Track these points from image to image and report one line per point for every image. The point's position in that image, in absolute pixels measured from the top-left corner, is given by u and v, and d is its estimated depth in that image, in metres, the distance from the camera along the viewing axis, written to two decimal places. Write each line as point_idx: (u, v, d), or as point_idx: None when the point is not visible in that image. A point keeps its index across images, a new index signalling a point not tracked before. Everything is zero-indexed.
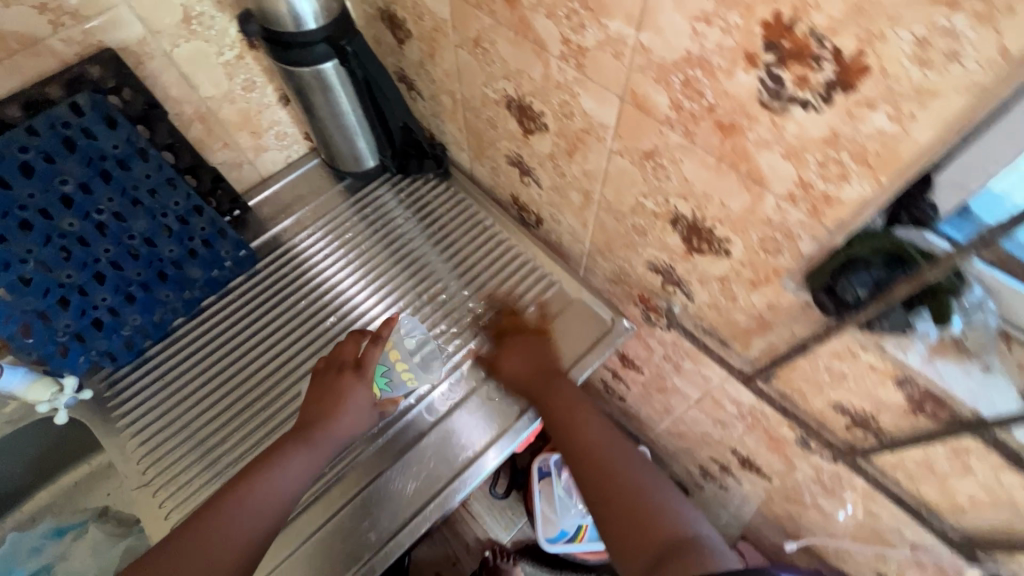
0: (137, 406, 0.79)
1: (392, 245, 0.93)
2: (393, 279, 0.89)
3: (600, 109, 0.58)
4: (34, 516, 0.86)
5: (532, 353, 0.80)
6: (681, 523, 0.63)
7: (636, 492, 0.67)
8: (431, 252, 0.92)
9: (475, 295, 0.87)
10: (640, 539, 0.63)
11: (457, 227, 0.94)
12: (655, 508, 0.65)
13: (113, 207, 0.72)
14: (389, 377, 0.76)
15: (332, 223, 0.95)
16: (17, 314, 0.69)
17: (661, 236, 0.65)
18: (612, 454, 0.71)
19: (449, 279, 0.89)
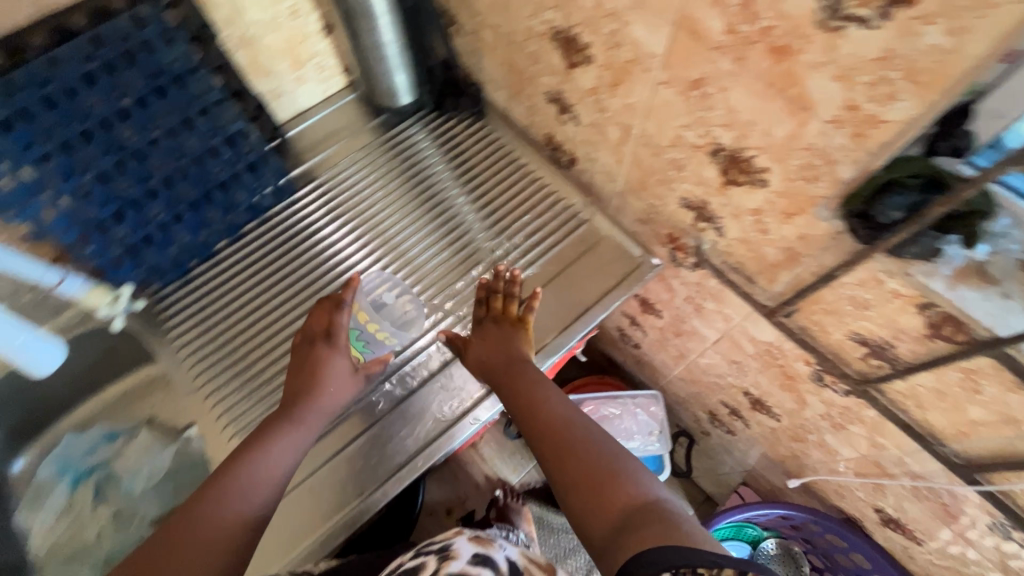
0: (185, 322, 0.84)
1: (422, 184, 0.95)
2: (423, 220, 0.91)
3: (650, 37, 0.60)
4: (85, 424, 0.88)
5: (498, 341, 0.75)
6: (644, 489, 0.54)
7: (591, 458, 0.58)
8: (462, 193, 0.94)
9: (503, 237, 0.90)
10: (596, 506, 0.54)
11: (489, 167, 0.96)
12: (614, 472, 0.56)
13: (166, 124, 0.74)
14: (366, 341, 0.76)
15: (362, 161, 0.97)
16: (77, 224, 0.73)
17: (698, 169, 0.67)
18: (565, 422, 0.64)
19: (478, 217, 0.91)
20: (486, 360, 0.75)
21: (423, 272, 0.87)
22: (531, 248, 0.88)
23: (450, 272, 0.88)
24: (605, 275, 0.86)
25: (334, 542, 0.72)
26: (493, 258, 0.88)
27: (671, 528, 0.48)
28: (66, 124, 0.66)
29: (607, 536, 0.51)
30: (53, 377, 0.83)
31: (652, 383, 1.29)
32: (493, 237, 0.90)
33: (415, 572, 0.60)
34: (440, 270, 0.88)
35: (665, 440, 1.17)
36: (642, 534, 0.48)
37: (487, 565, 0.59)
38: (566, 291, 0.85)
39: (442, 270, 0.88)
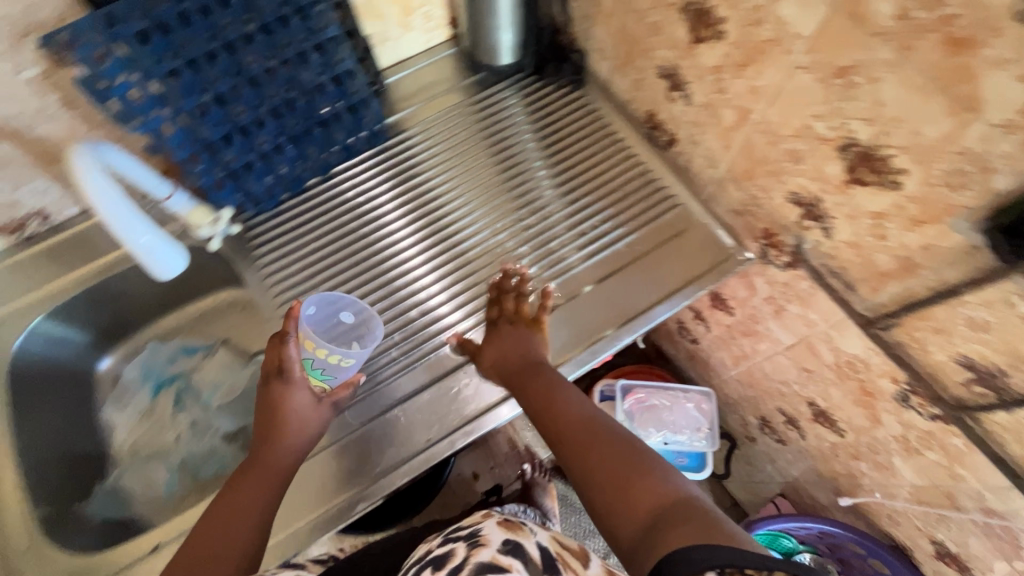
0: (273, 252, 0.87)
1: (503, 151, 0.94)
2: (502, 188, 0.91)
3: (799, 17, 0.57)
4: (166, 334, 0.95)
5: (513, 347, 0.76)
6: (665, 489, 0.52)
7: (610, 460, 0.57)
8: (544, 165, 0.93)
9: (580, 216, 0.88)
10: (622, 510, 0.52)
11: (580, 139, 0.94)
12: (636, 474, 0.55)
13: (284, 55, 0.75)
14: (322, 368, 0.74)
15: (445, 123, 0.97)
16: (190, 142, 0.75)
17: (819, 164, 0.64)
18: (586, 425, 0.64)
19: (560, 190, 0.90)
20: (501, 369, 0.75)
21: (486, 245, 0.87)
22: (612, 228, 0.87)
23: (514, 248, 0.87)
24: (683, 266, 0.84)
25: (372, 498, 0.73)
26: (565, 238, 0.87)
27: (706, 525, 0.45)
28: (194, 42, 0.68)
29: (636, 540, 0.49)
30: (146, 287, 0.90)
31: (703, 380, 1.27)
32: (572, 214, 0.88)
33: (441, 561, 0.51)
34: (505, 245, 0.87)
35: (712, 439, 1.16)
36: (675, 534, 0.46)
37: (517, 556, 0.51)
38: (647, 274, 0.84)
39: (506, 245, 0.87)
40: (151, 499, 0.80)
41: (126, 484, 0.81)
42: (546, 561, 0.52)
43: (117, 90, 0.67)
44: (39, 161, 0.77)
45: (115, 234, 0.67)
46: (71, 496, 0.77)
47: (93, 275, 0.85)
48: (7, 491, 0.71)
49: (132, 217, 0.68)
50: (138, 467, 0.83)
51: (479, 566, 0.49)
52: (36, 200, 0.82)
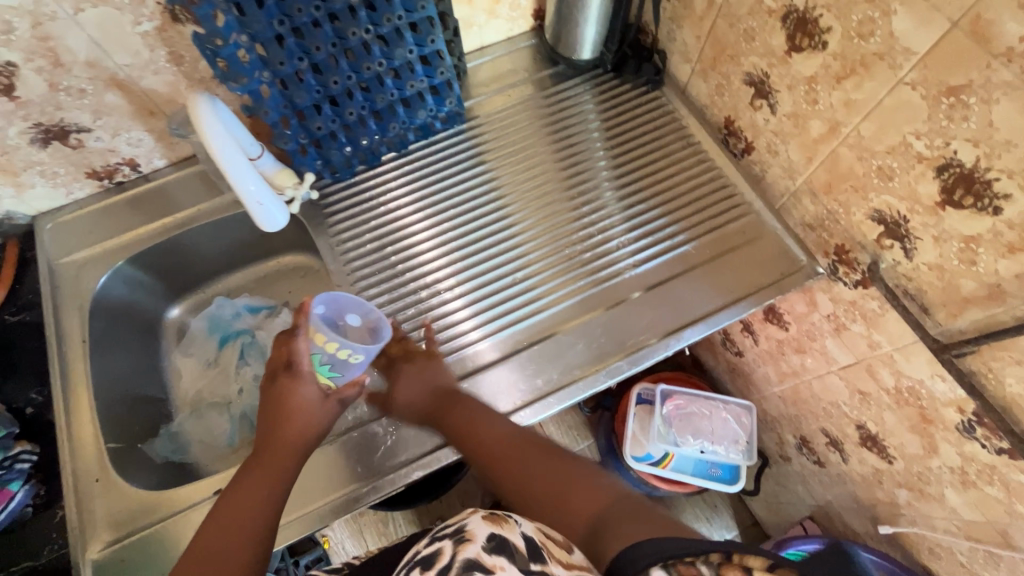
0: (346, 221, 0.90)
1: (566, 148, 0.95)
2: (561, 186, 0.92)
3: (913, 32, 0.56)
4: (230, 292, 1.00)
5: (420, 381, 0.77)
6: (603, 494, 0.59)
7: (554, 472, 0.64)
8: (608, 164, 0.93)
9: (636, 220, 0.88)
10: (569, 520, 0.58)
11: (650, 142, 0.94)
12: (578, 481, 0.62)
13: (383, 30, 0.76)
14: (330, 364, 0.75)
15: (509, 117, 0.98)
16: (282, 107, 0.77)
17: (911, 183, 0.64)
18: (519, 446, 0.69)
19: (622, 189, 0.91)
20: (414, 407, 0.76)
21: (528, 244, 0.88)
22: (675, 233, 0.87)
23: (558, 250, 0.87)
24: (744, 278, 0.84)
25: (429, 467, 0.76)
26: (617, 241, 0.87)
27: (647, 524, 0.51)
28: (303, 10, 0.70)
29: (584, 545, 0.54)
30: (219, 245, 0.94)
31: (742, 394, 1.27)
32: (635, 214, 0.89)
33: (426, 564, 0.47)
34: (549, 245, 0.87)
35: (749, 453, 1.14)
36: (621, 533, 0.51)
37: (504, 553, 0.46)
38: (712, 279, 0.84)
39: (550, 246, 0.87)
40: (212, 446, 0.84)
41: (186, 430, 0.84)
42: (532, 550, 0.48)
43: (226, 50, 0.69)
44: (138, 114, 0.81)
45: (230, 179, 0.70)
46: (136, 436, 0.80)
47: (173, 228, 0.89)
48: (82, 421, 0.75)
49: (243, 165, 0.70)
50: (199, 417, 0.85)
51: (463, 565, 0.45)
52: (130, 150, 0.86)
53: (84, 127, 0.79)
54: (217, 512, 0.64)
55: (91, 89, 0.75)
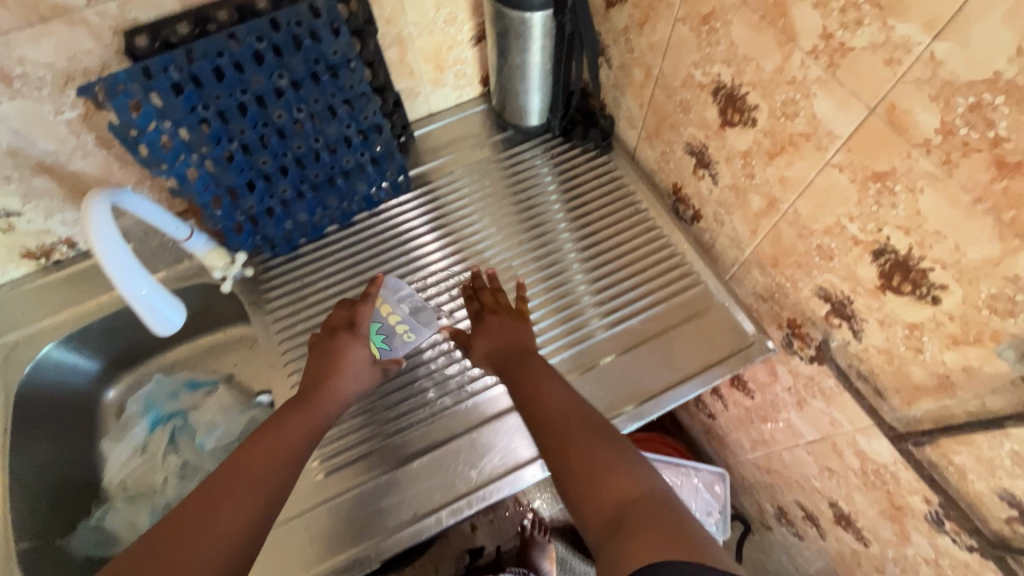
0: (287, 299, 0.87)
1: (529, 209, 0.93)
2: (542, 238, 0.90)
3: (835, 115, 0.54)
4: (174, 365, 0.97)
5: (504, 330, 0.77)
6: (638, 483, 0.54)
7: (596, 447, 0.59)
8: (568, 227, 0.91)
9: (603, 282, 0.85)
10: (594, 497, 0.54)
11: (618, 202, 0.92)
12: (616, 464, 0.56)
13: (314, 108, 0.76)
14: (386, 335, 0.79)
15: (485, 173, 0.97)
16: (213, 186, 0.76)
17: (851, 264, 0.60)
18: (567, 416, 0.64)
19: (601, 244, 0.89)
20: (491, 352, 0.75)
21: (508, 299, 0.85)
22: (637, 301, 0.84)
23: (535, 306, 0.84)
24: (693, 353, 0.80)
25: (369, 560, 0.70)
26: (588, 302, 0.84)
27: (674, 538, 0.46)
28: (228, 95, 0.70)
29: (605, 533, 0.51)
30: None
31: (719, 457, 1.21)
32: (612, 272, 0.86)
33: None
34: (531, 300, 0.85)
35: (723, 525, 1.08)
36: (638, 543, 0.47)
37: None
38: (662, 355, 0.80)
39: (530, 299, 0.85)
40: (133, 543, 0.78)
41: (109, 524, 0.80)
42: None
43: (148, 136, 0.68)
44: (70, 197, 0.80)
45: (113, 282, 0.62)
46: (52, 531, 0.75)
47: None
48: None
49: (133, 269, 0.64)
50: (124, 507, 0.81)
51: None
52: (65, 229, 0.84)
53: (13, 211, 0.77)
54: (255, 442, 0.64)
55: (17, 175, 0.74)
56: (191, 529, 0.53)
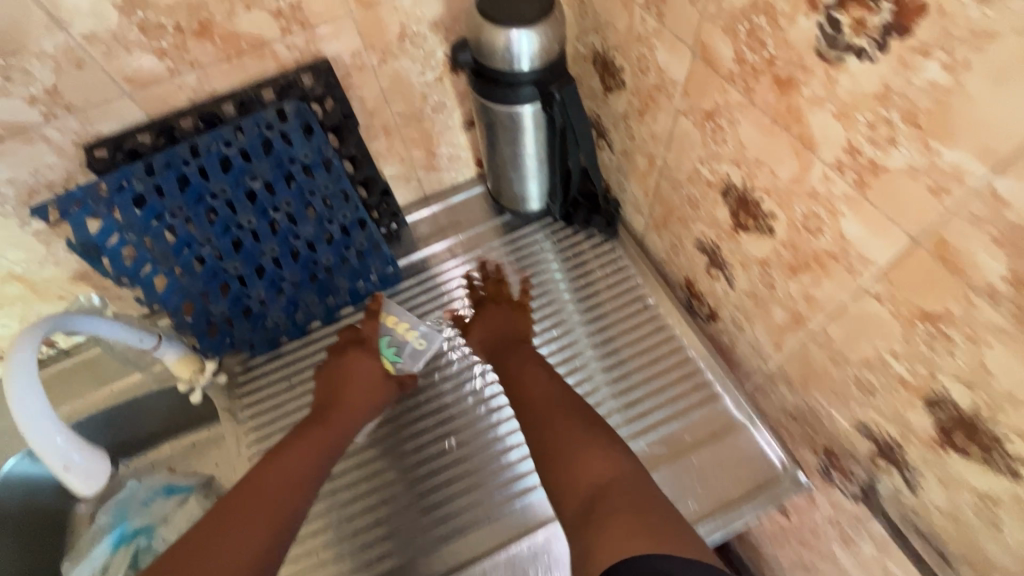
0: (260, 411, 0.79)
1: (540, 297, 0.84)
2: (578, 320, 0.82)
3: (869, 240, 0.44)
4: (153, 464, 0.90)
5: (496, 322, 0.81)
6: (614, 466, 0.56)
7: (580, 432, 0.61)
8: (585, 317, 0.82)
9: (623, 384, 0.76)
10: (570, 480, 0.57)
11: (654, 285, 0.82)
12: (594, 446, 0.59)
13: (289, 209, 0.71)
14: (396, 347, 0.79)
15: (521, 243, 0.90)
16: (184, 291, 0.71)
17: (899, 407, 0.49)
18: (548, 406, 0.66)
19: (639, 331, 0.80)
20: (484, 343, 0.80)
21: None
22: (654, 412, 0.74)
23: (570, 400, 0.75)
24: (710, 480, 0.69)
25: None
26: (608, 406, 0.75)
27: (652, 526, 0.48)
28: (196, 201, 0.66)
29: (580, 514, 0.53)
30: (141, 421, 0.86)
31: (753, 567, 1.06)
32: (648, 365, 0.77)
33: None
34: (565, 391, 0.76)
35: None
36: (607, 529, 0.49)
37: None
38: (689, 479, 0.69)
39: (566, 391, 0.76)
40: None
41: None
42: None
43: (110, 249, 0.64)
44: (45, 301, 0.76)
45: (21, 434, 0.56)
46: None
47: (108, 400, 0.81)
48: None
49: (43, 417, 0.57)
50: None
51: None
52: None
53: None
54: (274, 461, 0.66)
55: None
56: (215, 549, 0.55)
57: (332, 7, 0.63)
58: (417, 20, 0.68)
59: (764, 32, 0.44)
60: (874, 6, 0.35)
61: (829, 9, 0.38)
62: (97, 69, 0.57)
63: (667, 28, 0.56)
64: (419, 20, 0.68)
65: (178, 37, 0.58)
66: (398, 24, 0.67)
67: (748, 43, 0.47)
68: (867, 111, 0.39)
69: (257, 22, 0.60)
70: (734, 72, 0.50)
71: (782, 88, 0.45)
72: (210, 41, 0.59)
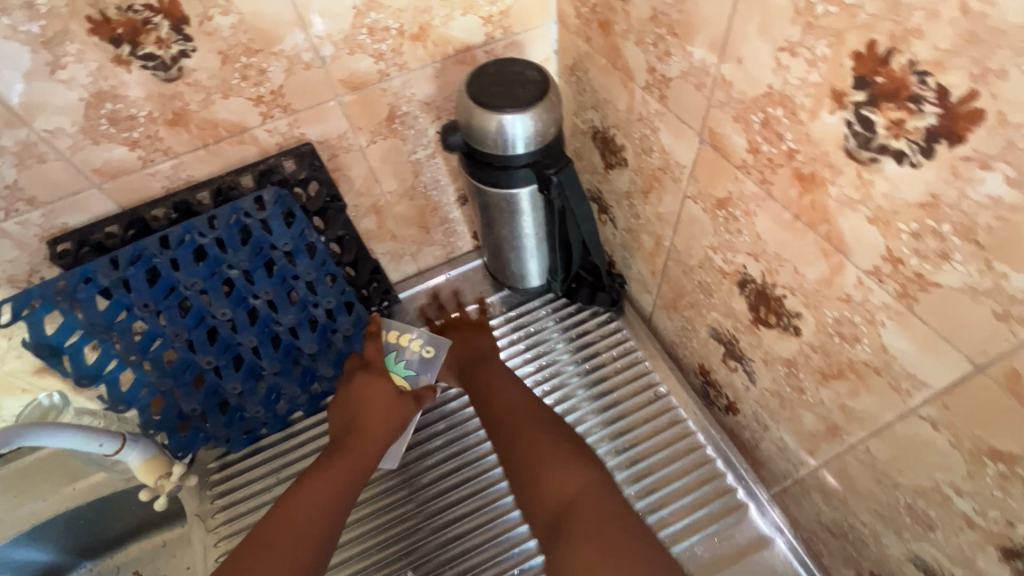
0: (235, 517, 0.71)
1: (544, 380, 0.77)
2: (585, 408, 0.74)
3: (920, 359, 0.38)
4: (119, 567, 0.80)
5: (464, 340, 0.76)
6: (580, 479, 0.53)
7: (548, 443, 0.57)
8: (596, 407, 0.74)
9: (637, 486, 0.67)
10: (537, 495, 0.54)
11: (667, 370, 0.75)
12: (556, 460, 0.55)
13: (269, 297, 0.66)
14: (405, 361, 0.72)
15: (523, 321, 0.83)
16: (153, 388, 0.65)
17: (966, 549, 0.42)
18: (515, 413, 0.63)
19: (654, 422, 0.72)
20: (455, 359, 0.74)
21: None
22: (672, 523, 0.64)
23: None
24: None
25: None
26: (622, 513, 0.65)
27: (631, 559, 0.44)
28: (167, 294, 0.61)
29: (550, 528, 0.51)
30: (107, 522, 0.77)
31: None
32: (665, 462, 0.69)
33: None
34: None
35: None
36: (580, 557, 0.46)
37: None
38: None
39: None
40: None
41: None
42: None
43: (71, 348, 0.59)
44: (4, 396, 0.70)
45: None
46: None
47: (71, 501, 0.73)
48: None
49: None
50: None
51: None
52: None
53: None
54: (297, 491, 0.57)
55: None
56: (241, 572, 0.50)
57: (317, 91, 0.60)
58: (406, 101, 0.65)
59: (782, 124, 0.40)
60: (915, 109, 0.31)
61: (858, 106, 0.33)
62: (61, 161, 0.53)
63: (670, 110, 0.52)
64: (409, 101, 0.65)
65: (150, 126, 0.55)
66: (386, 106, 0.64)
67: (763, 134, 0.42)
68: (910, 220, 0.34)
69: (236, 108, 0.57)
70: (747, 162, 0.45)
71: (805, 184, 0.40)
72: (186, 130, 0.56)
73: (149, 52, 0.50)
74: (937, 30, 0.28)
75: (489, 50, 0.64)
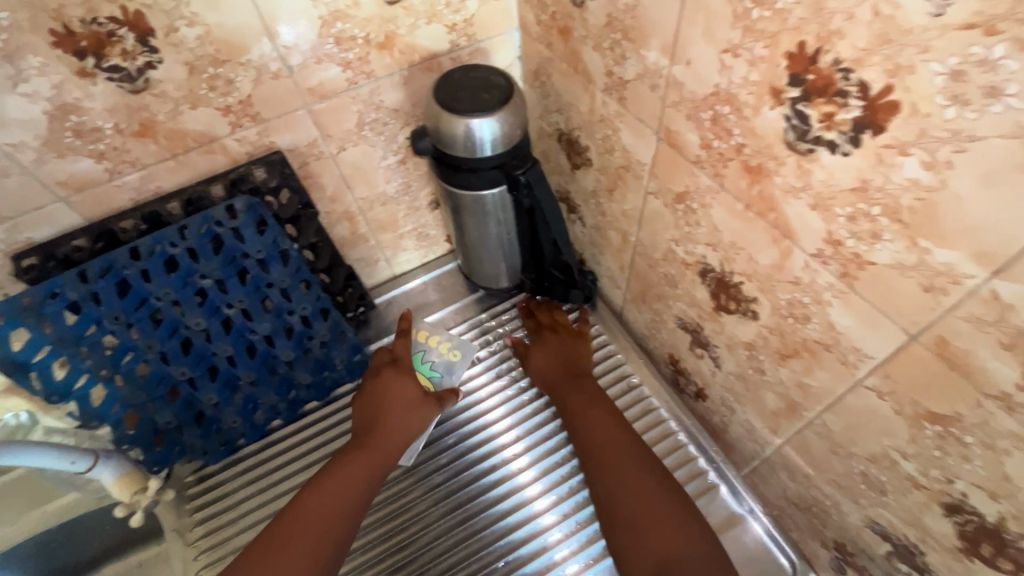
0: (214, 528, 0.71)
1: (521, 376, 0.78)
2: None
3: (862, 333, 0.41)
4: None
5: (557, 352, 0.75)
6: (692, 542, 0.49)
7: (655, 486, 0.55)
8: None
9: None
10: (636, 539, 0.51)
11: (642, 362, 0.78)
12: (668, 507, 0.53)
13: (243, 305, 0.66)
14: (432, 363, 0.78)
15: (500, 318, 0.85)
16: (125, 402, 0.64)
17: (915, 509, 0.45)
18: (615, 447, 0.61)
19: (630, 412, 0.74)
20: (546, 371, 0.73)
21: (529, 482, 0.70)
22: None
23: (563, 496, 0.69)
24: None
25: None
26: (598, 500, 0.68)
27: None
28: (140, 304, 0.61)
29: None
30: (78, 544, 0.75)
31: None
32: None
33: None
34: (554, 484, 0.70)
35: None
36: None
37: None
38: None
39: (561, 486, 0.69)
40: None
41: None
42: None
43: (39, 364, 0.58)
44: None
45: None
46: None
47: (41, 523, 0.72)
48: None
49: None
50: None
51: None
52: None
53: None
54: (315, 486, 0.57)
55: None
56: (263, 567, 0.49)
57: (286, 100, 0.60)
58: (375, 108, 0.66)
59: (729, 120, 0.43)
60: (841, 102, 0.34)
61: (794, 102, 0.36)
62: (25, 176, 0.53)
63: (629, 111, 0.54)
64: (377, 108, 0.66)
65: (117, 138, 0.55)
66: (355, 113, 0.65)
67: (713, 130, 0.45)
68: (845, 205, 0.37)
69: (205, 118, 0.57)
70: (701, 157, 0.48)
71: (753, 176, 0.43)
72: (153, 141, 0.56)
73: (115, 64, 0.50)
74: (856, 31, 0.31)
75: (454, 57, 0.66)
